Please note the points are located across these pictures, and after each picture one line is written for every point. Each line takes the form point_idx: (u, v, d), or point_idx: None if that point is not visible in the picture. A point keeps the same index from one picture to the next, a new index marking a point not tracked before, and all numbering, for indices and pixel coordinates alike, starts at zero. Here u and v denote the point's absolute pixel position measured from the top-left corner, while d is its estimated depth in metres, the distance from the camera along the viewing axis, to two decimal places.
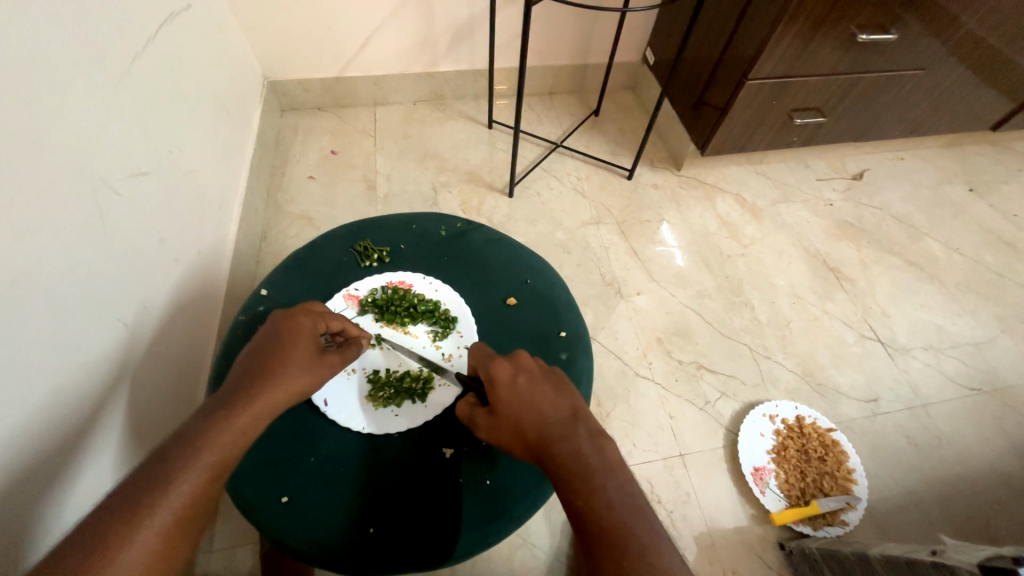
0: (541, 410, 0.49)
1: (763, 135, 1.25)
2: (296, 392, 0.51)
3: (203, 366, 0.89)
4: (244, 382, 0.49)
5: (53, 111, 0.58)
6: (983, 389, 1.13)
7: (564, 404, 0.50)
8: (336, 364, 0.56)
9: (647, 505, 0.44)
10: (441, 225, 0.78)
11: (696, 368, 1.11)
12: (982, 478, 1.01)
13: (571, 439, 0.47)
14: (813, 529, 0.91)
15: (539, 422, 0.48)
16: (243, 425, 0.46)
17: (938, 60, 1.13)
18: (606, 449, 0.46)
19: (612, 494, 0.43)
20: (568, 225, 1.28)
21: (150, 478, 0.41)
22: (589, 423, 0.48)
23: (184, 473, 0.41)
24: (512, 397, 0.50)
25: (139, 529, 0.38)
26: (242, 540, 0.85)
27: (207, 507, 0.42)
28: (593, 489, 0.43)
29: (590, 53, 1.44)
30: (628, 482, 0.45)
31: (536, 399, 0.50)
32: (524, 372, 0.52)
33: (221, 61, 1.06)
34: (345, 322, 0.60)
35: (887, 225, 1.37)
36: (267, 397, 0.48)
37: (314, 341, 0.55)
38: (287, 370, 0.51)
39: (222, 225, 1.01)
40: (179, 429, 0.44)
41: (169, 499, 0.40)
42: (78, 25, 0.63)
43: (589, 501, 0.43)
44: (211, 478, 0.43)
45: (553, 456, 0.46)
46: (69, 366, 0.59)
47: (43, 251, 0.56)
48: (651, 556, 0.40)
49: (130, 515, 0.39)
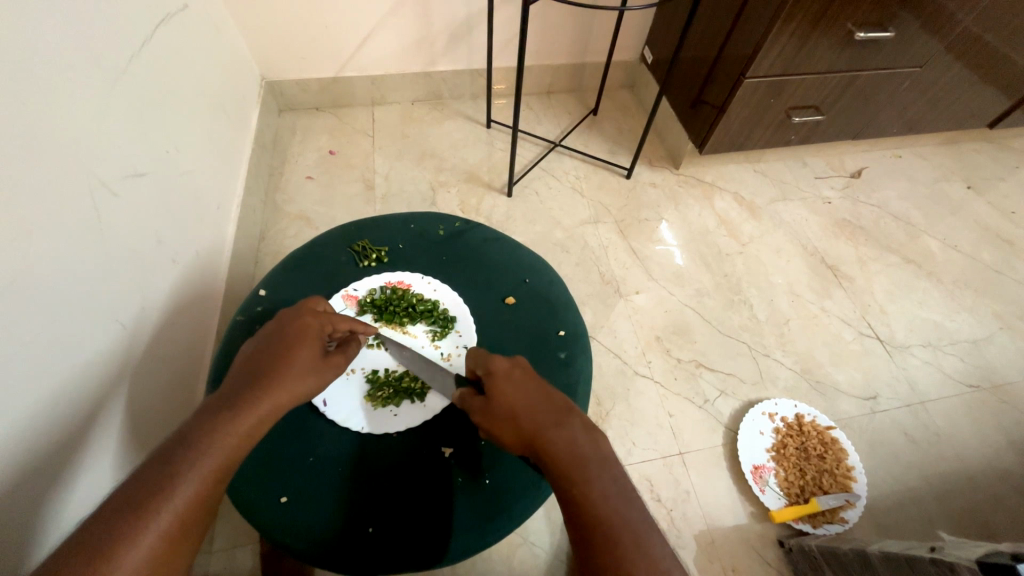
0: (535, 402, 0.49)
1: (762, 133, 1.25)
2: (300, 393, 0.51)
3: (202, 366, 0.89)
4: (249, 381, 0.49)
5: (48, 112, 0.58)
6: (981, 385, 1.13)
7: (558, 397, 0.50)
8: (341, 365, 0.55)
9: (640, 499, 0.44)
10: (439, 224, 0.78)
11: (695, 366, 1.11)
12: (980, 475, 1.01)
13: (565, 430, 0.47)
14: (813, 526, 0.91)
15: (533, 412, 0.48)
16: (248, 428, 0.46)
17: (936, 57, 1.13)
18: (599, 442, 0.47)
19: (607, 486, 0.44)
20: (567, 224, 1.28)
21: (152, 480, 0.41)
22: (582, 416, 0.49)
23: (186, 475, 0.41)
24: (507, 387, 0.50)
25: (144, 532, 0.38)
26: (243, 540, 0.85)
27: (208, 510, 0.42)
28: (589, 481, 0.44)
29: (588, 51, 1.44)
30: (621, 476, 0.45)
31: (531, 390, 0.50)
32: (518, 365, 0.53)
33: (218, 62, 1.06)
34: (353, 326, 0.60)
35: (886, 223, 1.38)
36: (271, 398, 0.48)
37: (322, 343, 0.55)
38: (291, 372, 0.51)
39: (220, 225, 1.01)
40: (180, 430, 0.44)
41: (170, 502, 0.40)
42: (73, 26, 0.63)
43: (585, 493, 0.43)
44: (214, 481, 0.43)
45: (546, 448, 0.46)
46: (67, 368, 0.58)
47: (41, 253, 0.56)
48: (646, 548, 0.40)
49: (132, 518, 0.38)
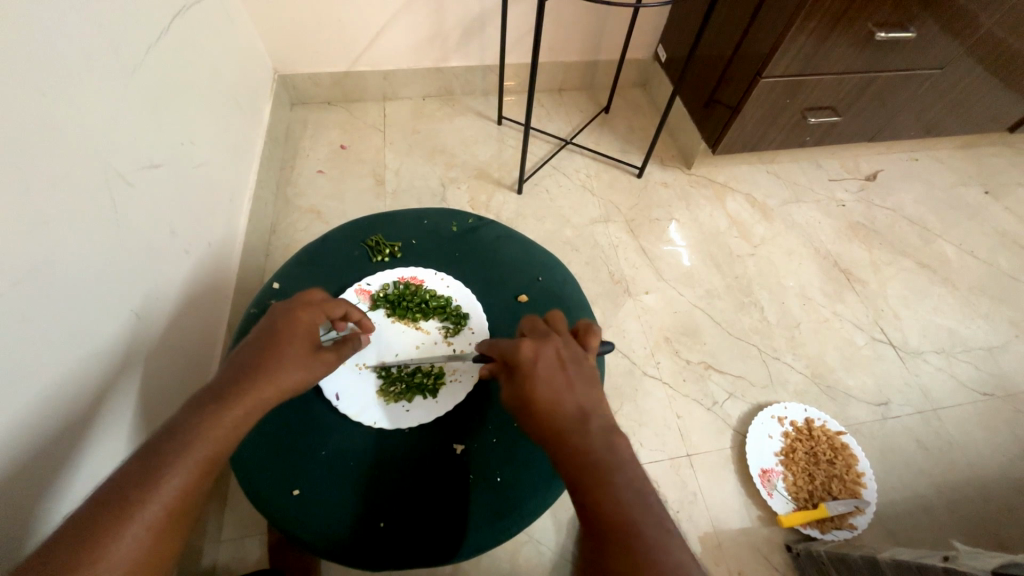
0: (558, 399, 0.49)
1: (776, 134, 1.24)
2: (288, 388, 0.50)
3: (214, 356, 0.89)
4: (235, 376, 0.48)
5: (66, 100, 0.58)
6: (996, 394, 1.11)
7: (581, 398, 0.50)
8: (332, 360, 0.55)
9: (658, 505, 0.43)
10: (452, 220, 0.78)
11: (704, 368, 1.10)
12: (993, 484, 1.00)
13: (584, 432, 0.47)
14: (821, 531, 0.91)
15: (553, 410, 0.48)
16: (234, 418, 0.46)
17: (956, 58, 1.11)
18: (618, 446, 0.46)
19: (622, 489, 0.43)
20: (577, 223, 1.28)
21: (141, 471, 0.41)
22: (603, 419, 0.48)
23: (172, 467, 0.41)
24: (533, 381, 0.50)
25: (130, 523, 0.38)
26: (250, 531, 0.85)
27: (197, 502, 0.42)
28: (601, 483, 0.43)
29: (601, 49, 1.43)
30: (638, 479, 0.44)
31: (556, 388, 0.50)
32: (546, 357, 0.52)
33: (232, 55, 1.06)
34: (349, 312, 0.59)
35: (900, 226, 1.36)
36: (254, 391, 0.47)
37: (310, 335, 0.54)
38: (276, 366, 0.50)
39: (232, 218, 1.01)
40: (169, 422, 0.44)
41: (158, 494, 0.40)
42: (92, 16, 0.64)
43: (596, 494, 0.42)
44: (202, 473, 0.42)
45: (562, 448, 0.46)
46: (79, 355, 0.59)
47: (57, 242, 0.56)
48: (657, 553, 0.39)
49: (122, 508, 0.39)
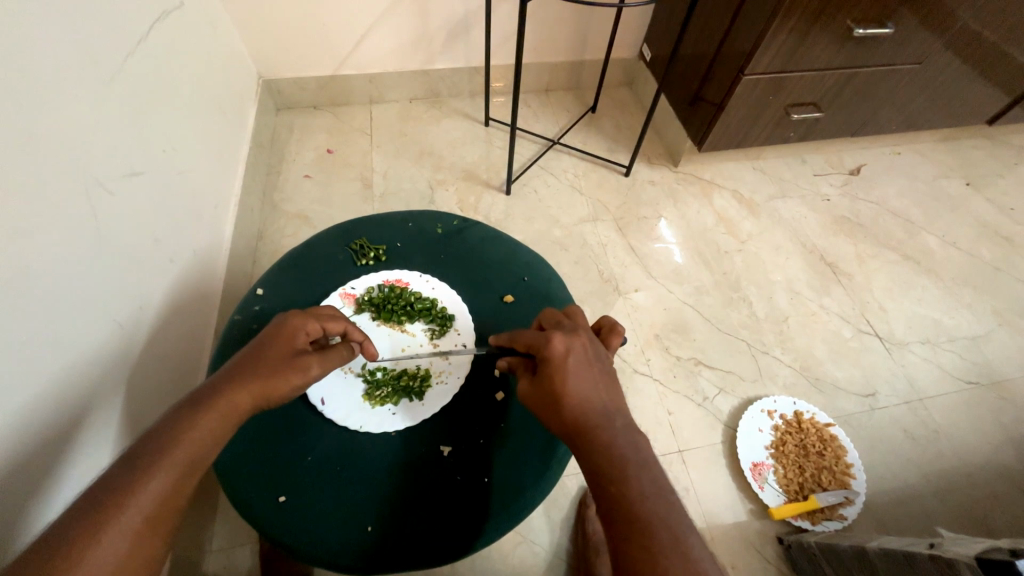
0: (586, 397, 0.48)
1: (761, 130, 1.25)
2: (264, 394, 0.48)
3: (200, 362, 0.89)
4: (222, 379, 0.48)
5: (42, 109, 0.57)
6: (980, 382, 1.13)
7: (604, 395, 0.49)
8: (315, 370, 0.52)
9: (678, 500, 0.44)
10: (436, 221, 0.78)
11: (695, 364, 1.11)
12: (980, 472, 1.01)
13: (609, 429, 0.47)
14: (812, 523, 0.91)
15: (580, 407, 0.48)
16: (213, 423, 0.45)
17: (935, 53, 1.13)
18: (640, 444, 0.47)
19: (645, 485, 0.44)
20: (566, 223, 1.28)
21: (119, 477, 0.41)
22: (625, 416, 0.49)
23: (151, 472, 0.41)
24: (563, 377, 0.48)
25: (109, 529, 0.38)
26: (241, 540, 0.85)
27: (177, 508, 0.42)
28: (627, 477, 0.44)
29: (586, 49, 1.43)
30: (659, 476, 0.45)
31: (583, 384, 0.49)
32: (575, 353, 0.50)
33: (215, 59, 1.05)
34: (348, 328, 0.58)
35: (885, 220, 1.38)
36: (233, 394, 0.47)
37: (299, 346, 0.52)
38: (257, 373, 0.48)
39: (218, 224, 1.01)
40: (149, 428, 0.44)
41: (137, 498, 0.40)
42: (69, 24, 0.63)
43: (624, 489, 0.44)
44: (181, 477, 0.42)
45: (587, 444, 0.46)
46: (62, 365, 0.58)
47: (36, 250, 0.55)
48: (682, 545, 0.41)
49: (97, 515, 0.39)
